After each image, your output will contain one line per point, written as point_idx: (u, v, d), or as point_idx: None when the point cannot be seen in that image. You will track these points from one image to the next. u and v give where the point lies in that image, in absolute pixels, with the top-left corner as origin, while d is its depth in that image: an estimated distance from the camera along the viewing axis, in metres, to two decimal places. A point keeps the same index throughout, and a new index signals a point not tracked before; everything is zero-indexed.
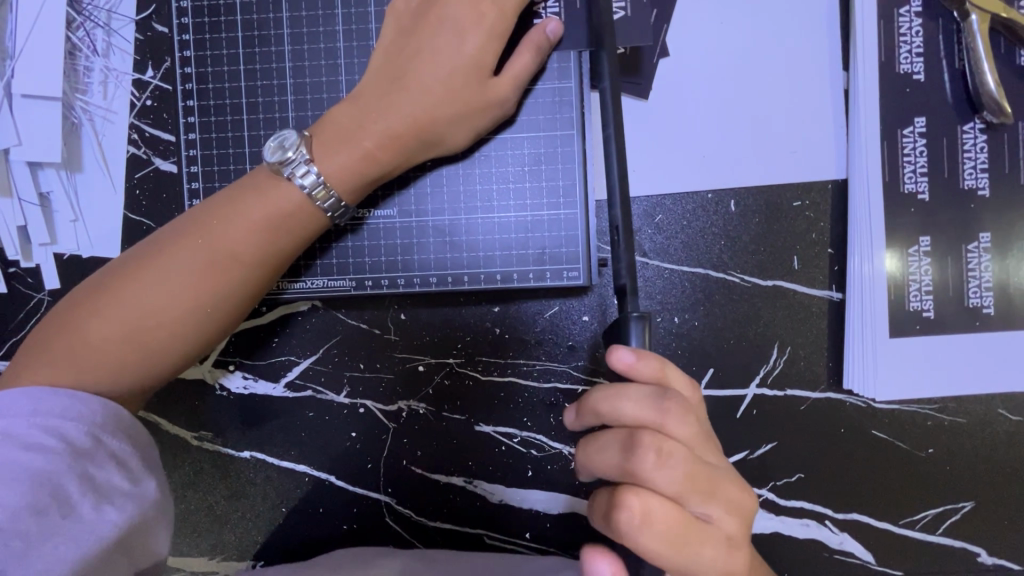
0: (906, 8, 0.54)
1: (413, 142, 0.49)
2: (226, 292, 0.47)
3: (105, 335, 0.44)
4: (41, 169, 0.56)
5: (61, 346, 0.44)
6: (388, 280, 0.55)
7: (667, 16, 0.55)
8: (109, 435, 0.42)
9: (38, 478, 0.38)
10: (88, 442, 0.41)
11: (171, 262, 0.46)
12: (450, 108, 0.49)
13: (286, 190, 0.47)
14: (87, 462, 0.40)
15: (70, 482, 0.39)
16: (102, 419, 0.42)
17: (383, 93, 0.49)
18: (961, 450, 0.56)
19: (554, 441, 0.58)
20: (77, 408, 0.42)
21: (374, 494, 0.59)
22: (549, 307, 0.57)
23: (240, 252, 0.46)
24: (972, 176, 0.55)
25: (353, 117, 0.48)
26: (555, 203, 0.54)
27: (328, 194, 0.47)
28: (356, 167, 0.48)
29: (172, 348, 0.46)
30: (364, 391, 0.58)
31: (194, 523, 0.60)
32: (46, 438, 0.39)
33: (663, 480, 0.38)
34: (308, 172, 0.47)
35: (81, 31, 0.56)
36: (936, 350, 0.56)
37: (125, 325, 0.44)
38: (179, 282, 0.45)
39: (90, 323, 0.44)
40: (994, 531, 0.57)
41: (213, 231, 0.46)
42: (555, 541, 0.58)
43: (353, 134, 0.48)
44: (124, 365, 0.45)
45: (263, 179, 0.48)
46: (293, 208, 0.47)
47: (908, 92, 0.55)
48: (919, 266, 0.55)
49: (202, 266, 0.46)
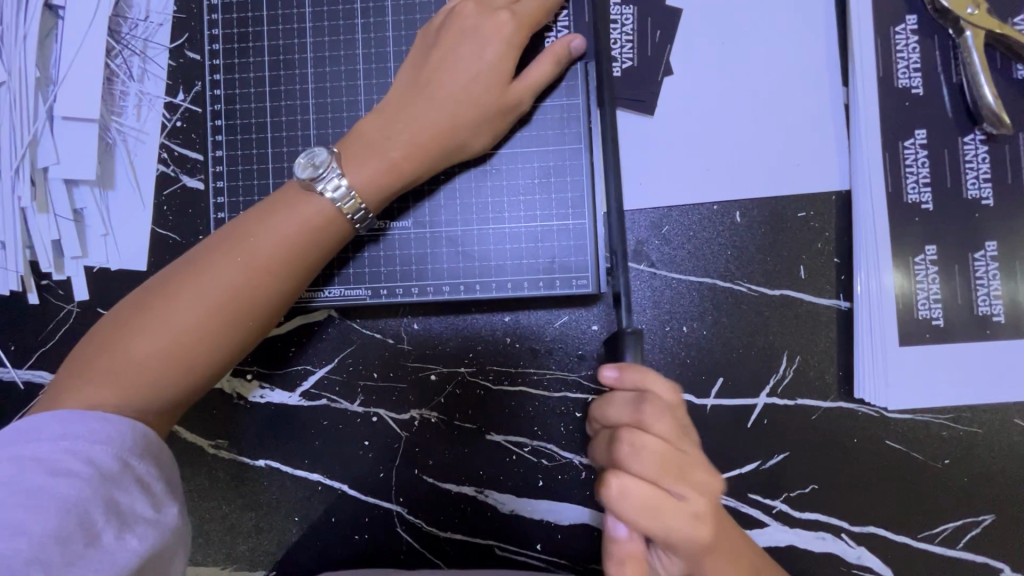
0: (902, 26, 0.56)
1: (435, 152, 0.51)
2: (258, 306, 0.48)
3: (149, 349, 0.46)
4: (77, 187, 0.59)
5: (106, 362, 0.45)
6: (402, 289, 0.57)
7: (671, 36, 0.58)
8: (136, 458, 0.43)
9: (64, 505, 0.38)
10: (116, 467, 0.41)
11: (208, 278, 0.47)
12: (471, 114, 0.51)
13: (314, 204, 0.49)
14: (113, 487, 0.41)
15: (95, 508, 0.39)
16: (130, 443, 0.43)
17: (405, 107, 0.51)
18: (978, 461, 0.56)
19: (565, 451, 0.58)
20: (107, 430, 0.42)
21: (385, 503, 0.59)
22: (559, 317, 0.58)
23: (274, 266, 0.48)
24: (975, 186, 0.55)
25: (377, 128, 0.51)
26: (564, 214, 0.55)
27: (357, 206, 0.50)
28: (380, 178, 0.50)
29: (205, 362, 0.48)
30: (377, 400, 0.59)
31: (207, 534, 0.60)
32: (73, 462, 0.40)
33: (636, 477, 0.40)
34: (339, 186, 0.49)
35: (119, 58, 0.60)
36: (948, 359, 0.55)
37: (160, 340, 0.46)
38: (218, 297, 0.47)
39: (133, 341, 0.46)
40: (1017, 546, 0.55)
41: (249, 247, 0.48)
42: (567, 552, 0.58)
43: (377, 145, 0.50)
44: (156, 380, 0.46)
45: (290, 194, 0.50)
46: (323, 221, 0.49)
47: (907, 106, 0.56)
48: (926, 274, 0.56)
49: (234, 279, 0.47)
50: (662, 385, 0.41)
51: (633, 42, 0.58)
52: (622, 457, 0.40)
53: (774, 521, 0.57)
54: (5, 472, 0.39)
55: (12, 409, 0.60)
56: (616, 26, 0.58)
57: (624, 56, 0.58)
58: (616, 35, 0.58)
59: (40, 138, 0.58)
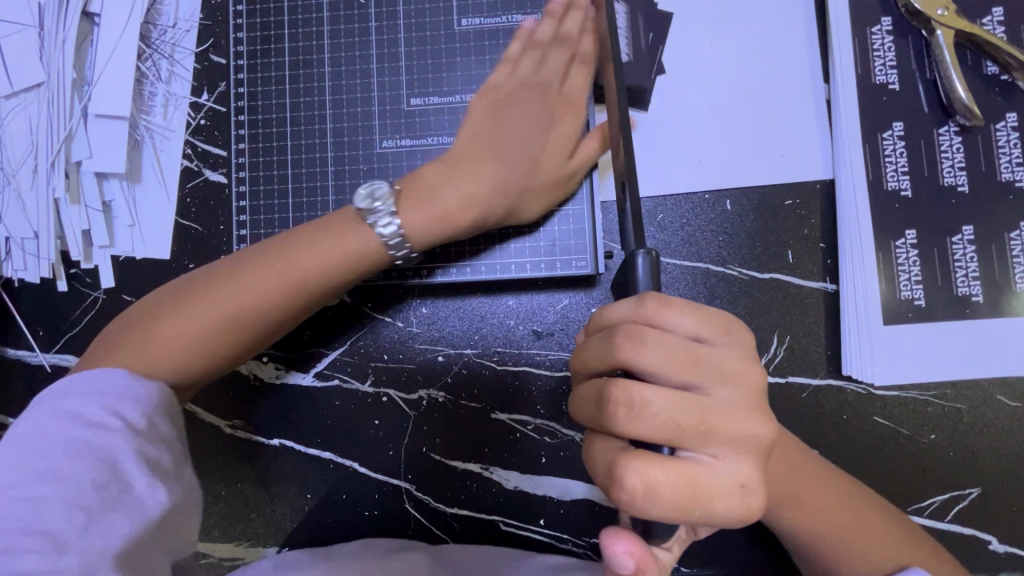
0: (878, 26, 0.60)
1: (491, 209, 0.55)
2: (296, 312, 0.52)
3: (182, 333, 0.48)
4: (107, 180, 0.63)
5: (140, 339, 0.47)
6: (413, 270, 0.61)
7: (664, 38, 0.62)
8: (160, 418, 0.44)
9: (100, 454, 0.39)
10: (144, 423, 0.43)
11: (253, 279, 0.49)
12: (532, 180, 0.56)
13: (369, 238, 0.52)
14: (144, 441, 0.42)
15: (128, 459, 0.40)
16: (155, 403, 0.44)
17: (471, 161, 0.55)
18: (963, 435, 0.58)
19: (567, 428, 0.61)
20: (137, 391, 0.44)
21: (394, 480, 0.62)
22: (560, 300, 0.61)
23: (317, 280, 0.51)
24: (951, 174, 0.59)
25: (437, 176, 0.54)
26: (563, 200, 0.60)
27: (403, 244, 0.52)
28: (433, 225, 0.53)
29: (232, 355, 0.51)
30: (387, 379, 0.62)
31: (222, 511, 0.62)
32: (106, 416, 0.41)
33: (641, 428, 0.36)
34: (390, 224, 0.52)
35: (149, 62, 0.64)
36: (930, 335, 0.58)
37: (195, 333, 0.48)
38: (258, 298, 0.49)
39: (169, 323, 0.48)
40: (1004, 517, 0.57)
41: (298, 258, 0.51)
42: (569, 526, 0.61)
43: (435, 193, 0.54)
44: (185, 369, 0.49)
45: (344, 220, 0.52)
46: (370, 250, 0.52)
47: (885, 100, 0.60)
48: (907, 257, 0.59)
49: (278, 291, 0.50)
50: (665, 316, 0.37)
51: (630, 41, 0.62)
52: (622, 412, 0.37)
53: None
54: (41, 427, 0.40)
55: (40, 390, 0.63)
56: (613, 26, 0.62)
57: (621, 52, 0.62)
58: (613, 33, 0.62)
59: (75, 135, 0.62)
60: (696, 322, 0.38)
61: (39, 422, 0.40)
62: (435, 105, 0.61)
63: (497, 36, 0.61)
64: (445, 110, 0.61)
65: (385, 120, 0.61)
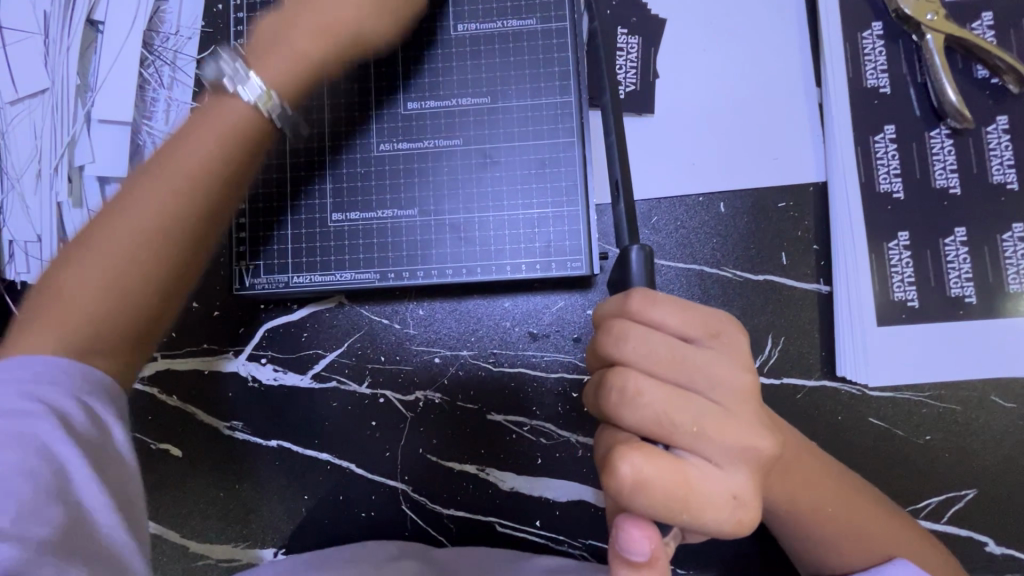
0: (868, 32, 0.61)
1: (341, 45, 0.52)
2: (199, 209, 0.45)
3: (81, 282, 0.42)
4: (108, 184, 0.64)
5: (42, 305, 0.42)
6: (408, 273, 0.61)
7: (659, 44, 0.63)
8: (89, 398, 0.40)
9: (24, 442, 0.37)
10: (70, 406, 0.39)
11: (134, 198, 0.44)
12: (367, 20, 0.53)
13: (234, 96, 0.48)
14: (71, 424, 0.39)
15: (54, 445, 0.38)
16: (84, 381, 0.41)
17: (299, 10, 0.52)
18: (958, 436, 0.58)
19: (562, 429, 0.61)
20: (53, 370, 0.40)
21: (391, 481, 0.62)
22: (555, 301, 0.62)
23: (199, 168, 0.45)
24: (943, 176, 0.59)
25: (273, 32, 0.51)
26: (558, 201, 0.60)
27: (271, 100, 0.48)
28: (287, 67, 0.50)
29: (158, 283, 0.44)
30: (383, 381, 0.62)
31: (220, 512, 0.63)
32: (24, 405, 0.38)
33: (635, 416, 0.38)
34: (249, 85, 0.48)
35: (152, 68, 0.65)
36: (924, 337, 0.59)
37: (103, 266, 0.43)
38: (143, 212, 0.44)
39: (64, 276, 0.43)
40: (999, 518, 0.57)
41: (175, 156, 0.46)
42: (565, 528, 0.61)
43: (283, 37, 0.51)
44: (113, 308, 0.43)
45: (208, 107, 0.48)
46: (245, 117, 0.47)
47: (876, 103, 0.61)
48: (900, 259, 0.59)
49: (168, 191, 0.44)
50: (653, 312, 0.40)
51: (637, 68, 0.62)
52: (616, 398, 0.38)
53: None
54: None
55: None
56: (622, 54, 0.63)
57: (629, 79, 0.62)
58: (621, 62, 0.63)
59: (78, 140, 0.63)
60: (685, 321, 0.40)
61: None
62: (431, 108, 0.61)
63: (493, 39, 0.61)
64: (441, 114, 0.61)
65: (384, 122, 0.62)
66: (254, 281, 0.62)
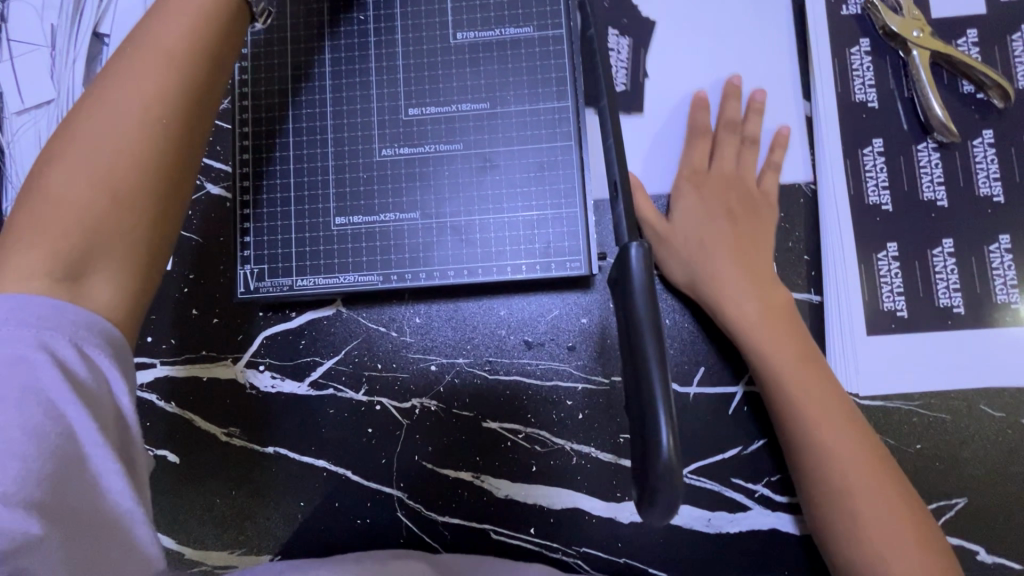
0: (856, 48, 0.63)
1: None
2: (175, 103, 0.42)
3: (68, 181, 0.38)
4: None
5: (28, 214, 0.38)
6: (411, 274, 0.61)
7: (651, 57, 0.64)
8: (97, 350, 0.37)
9: (27, 395, 0.34)
10: (75, 357, 0.36)
11: (112, 92, 0.41)
12: None
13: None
14: (75, 379, 0.35)
15: (58, 401, 0.34)
16: (85, 327, 0.37)
17: None
18: (948, 444, 0.59)
19: (557, 436, 0.62)
20: (56, 314, 0.36)
21: (387, 488, 0.62)
22: (551, 308, 0.63)
23: (177, 49, 0.43)
24: (930, 189, 0.61)
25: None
26: (557, 204, 0.61)
27: None
28: None
29: (156, 168, 0.41)
30: (379, 389, 0.63)
31: (217, 518, 0.63)
32: (23, 351, 0.34)
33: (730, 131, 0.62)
34: None
35: None
36: (912, 346, 0.59)
37: (90, 169, 0.39)
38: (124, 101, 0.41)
39: (47, 183, 0.38)
40: (990, 527, 0.58)
41: (147, 42, 0.43)
42: (559, 536, 0.61)
43: None
44: (110, 213, 0.38)
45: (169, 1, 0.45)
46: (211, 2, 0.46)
47: (864, 117, 0.62)
48: (889, 269, 0.60)
49: (142, 83, 0.42)
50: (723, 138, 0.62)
51: (627, 69, 0.64)
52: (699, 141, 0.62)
53: (756, 504, 0.60)
54: None
55: None
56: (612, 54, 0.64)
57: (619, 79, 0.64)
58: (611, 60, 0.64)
59: None
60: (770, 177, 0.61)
61: None
62: (432, 114, 0.62)
63: (491, 50, 0.63)
64: (441, 120, 0.62)
65: (384, 130, 0.63)
66: (259, 285, 0.62)
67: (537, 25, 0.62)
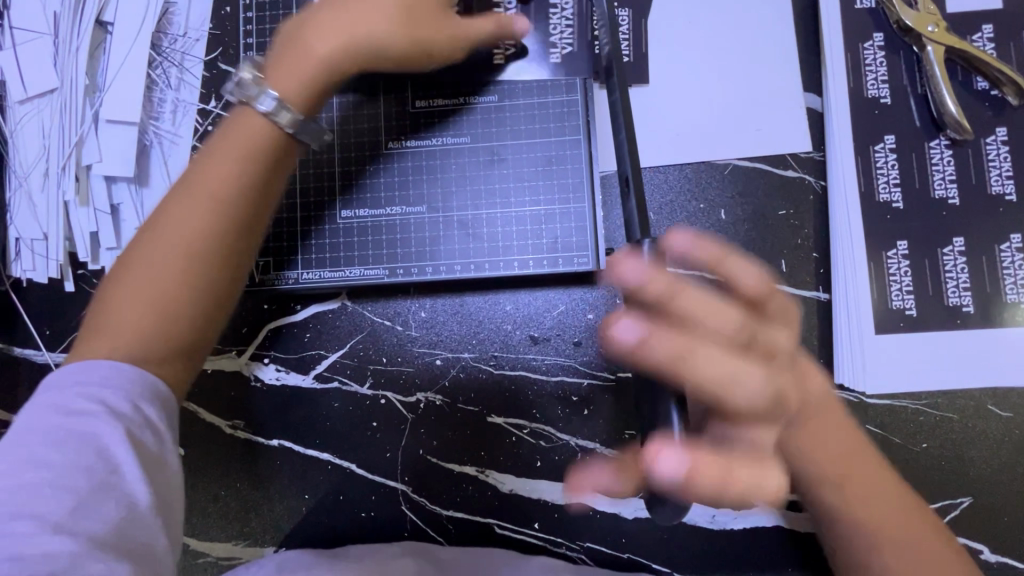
0: (870, 42, 0.62)
1: None
2: (225, 227, 0.45)
3: (131, 299, 0.44)
4: (115, 184, 0.65)
5: (99, 323, 0.44)
6: (417, 268, 0.61)
7: (661, 48, 0.63)
8: (148, 403, 0.42)
9: (82, 441, 0.39)
10: (127, 408, 0.41)
11: (176, 213, 0.45)
12: None
13: (254, 121, 0.47)
14: (124, 424, 0.40)
15: (109, 443, 0.39)
16: (136, 387, 0.42)
17: None
18: (954, 445, 0.59)
19: (562, 432, 0.62)
20: (116, 375, 0.42)
21: (391, 482, 0.62)
22: (557, 303, 0.62)
23: (226, 185, 0.46)
24: (942, 187, 0.60)
25: (296, 28, 0.50)
26: (565, 199, 0.60)
27: (279, 104, 0.47)
28: (311, 72, 0.49)
29: (205, 289, 0.45)
30: (385, 382, 0.63)
31: (221, 510, 0.63)
32: (87, 405, 0.40)
33: (739, 271, 0.41)
34: (267, 97, 0.47)
35: (160, 69, 0.66)
36: (920, 346, 0.59)
37: (148, 290, 0.44)
38: (184, 226, 0.45)
39: (117, 294, 0.44)
40: (993, 526, 0.58)
41: (203, 170, 0.46)
42: (563, 531, 0.61)
43: (302, 40, 0.49)
44: (164, 328, 0.44)
45: (233, 120, 0.48)
46: (257, 138, 0.47)
47: (876, 113, 0.61)
48: (898, 268, 0.60)
49: (197, 209, 0.45)
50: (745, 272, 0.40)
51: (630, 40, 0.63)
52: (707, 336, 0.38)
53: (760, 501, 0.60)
54: (29, 416, 0.40)
55: None
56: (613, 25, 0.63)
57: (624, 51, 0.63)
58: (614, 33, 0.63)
59: (85, 139, 0.64)
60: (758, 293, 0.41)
61: (30, 412, 0.40)
62: (439, 106, 0.62)
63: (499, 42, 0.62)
64: (448, 112, 0.62)
65: (390, 122, 0.62)
66: (264, 277, 0.62)
67: (546, 17, 0.62)
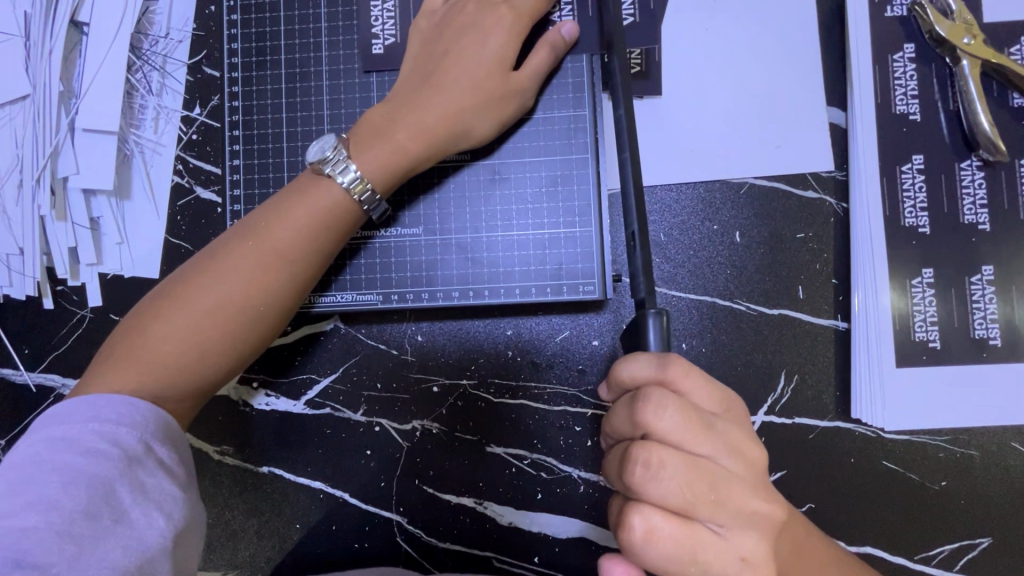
0: (900, 54, 0.58)
1: None
2: (277, 294, 0.50)
3: (166, 335, 0.47)
4: (94, 197, 0.61)
5: (128, 350, 0.47)
6: (413, 294, 0.58)
7: (675, 58, 0.59)
8: (159, 444, 0.45)
9: (93, 483, 0.40)
10: (140, 448, 0.43)
11: (233, 265, 0.49)
12: None
13: (332, 191, 0.50)
14: (137, 468, 0.42)
15: (122, 486, 0.41)
16: (153, 427, 0.45)
17: None
18: (974, 483, 0.56)
19: (564, 464, 0.59)
20: (131, 413, 0.44)
21: (385, 513, 0.60)
22: (561, 330, 0.59)
23: (287, 251, 0.50)
24: (972, 212, 0.56)
25: (385, 116, 0.52)
26: (570, 222, 0.57)
27: (364, 186, 0.50)
28: (387, 159, 0.51)
29: (238, 343, 0.49)
30: (379, 410, 0.60)
31: (209, 539, 0.61)
32: (100, 444, 0.42)
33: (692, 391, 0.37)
34: (347, 170, 0.50)
35: (140, 74, 0.62)
36: (943, 380, 0.56)
37: (184, 332, 0.48)
38: (239, 284, 0.49)
39: (152, 327, 0.48)
40: (1013, 568, 0.56)
41: (269, 232, 0.49)
42: (563, 565, 0.59)
43: (385, 129, 0.52)
44: (186, 371, 0.48)
45: (306, 181, 0.51)
46: (332, 206, 0.50)
47: (904, 131, 0.57)
48: (923, 297, 0.56)
49: (254, 271, 0.49)
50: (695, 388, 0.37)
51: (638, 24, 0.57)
52: (639, 472, 0.36)
53: None
54: (38, 452, 0.41)
55: (27, 412, 0.62)
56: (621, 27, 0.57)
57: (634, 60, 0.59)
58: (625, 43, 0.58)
59: (61, 149, 0.60)
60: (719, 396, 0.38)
61: (37, 448, 0.41)
62: None
63: None
64: None
65: None
66: None
67: (551, 22, 0.57)
